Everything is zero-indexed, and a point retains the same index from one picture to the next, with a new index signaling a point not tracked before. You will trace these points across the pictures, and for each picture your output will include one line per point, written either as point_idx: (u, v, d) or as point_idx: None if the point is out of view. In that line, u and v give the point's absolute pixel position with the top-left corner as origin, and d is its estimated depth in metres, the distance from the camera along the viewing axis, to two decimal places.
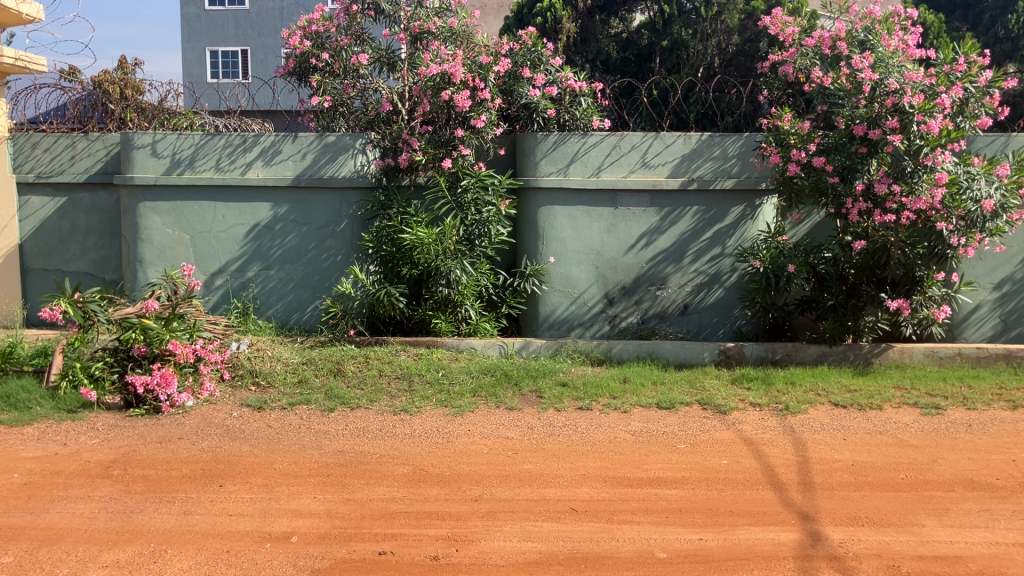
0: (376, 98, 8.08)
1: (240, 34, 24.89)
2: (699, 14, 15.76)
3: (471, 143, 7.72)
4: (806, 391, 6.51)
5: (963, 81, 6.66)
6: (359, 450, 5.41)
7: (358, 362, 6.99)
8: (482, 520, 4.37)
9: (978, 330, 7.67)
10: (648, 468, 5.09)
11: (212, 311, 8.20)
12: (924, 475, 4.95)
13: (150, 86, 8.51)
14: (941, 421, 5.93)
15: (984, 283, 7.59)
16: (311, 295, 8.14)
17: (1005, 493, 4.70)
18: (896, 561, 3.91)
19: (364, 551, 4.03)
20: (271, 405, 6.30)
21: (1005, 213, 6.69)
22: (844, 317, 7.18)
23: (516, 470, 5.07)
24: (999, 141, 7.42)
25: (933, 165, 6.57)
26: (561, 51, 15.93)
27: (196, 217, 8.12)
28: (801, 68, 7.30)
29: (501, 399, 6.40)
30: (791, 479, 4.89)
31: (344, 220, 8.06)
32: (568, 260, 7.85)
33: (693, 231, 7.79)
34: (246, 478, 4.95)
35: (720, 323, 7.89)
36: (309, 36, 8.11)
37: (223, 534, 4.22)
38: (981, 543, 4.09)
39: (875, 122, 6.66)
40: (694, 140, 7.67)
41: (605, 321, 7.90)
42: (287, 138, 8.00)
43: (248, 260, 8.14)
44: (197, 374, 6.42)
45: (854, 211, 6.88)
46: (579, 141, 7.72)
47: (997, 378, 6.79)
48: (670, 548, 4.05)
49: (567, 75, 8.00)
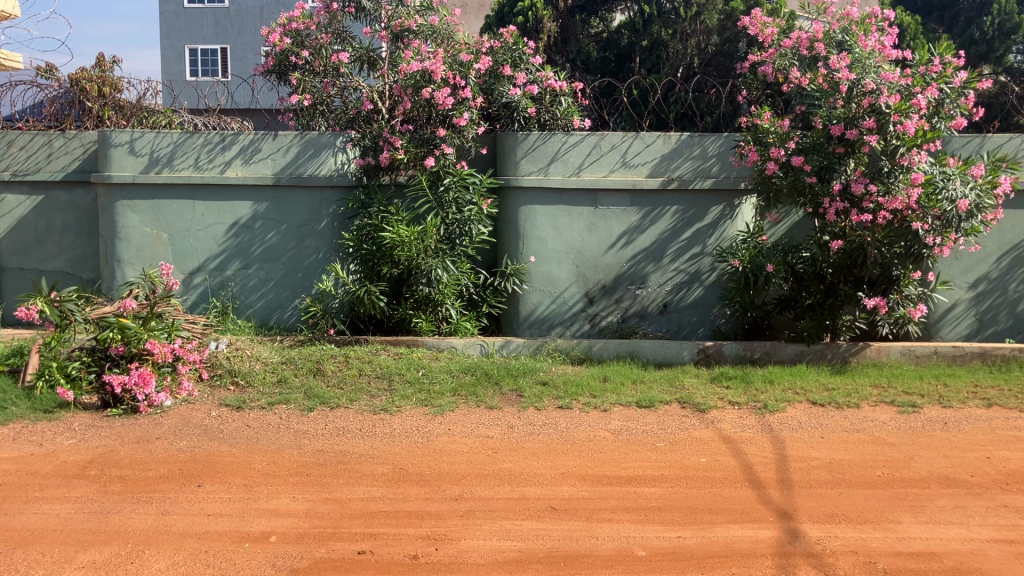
0: (356, 97, 8.09)
1: (220, 31, 24.72)
2: (679, 14, 15.73)
3: (452, 142, 7.70)
4: (783, 390, 6.54)
5: (938, 83, 6.74)
6: (338, 449, 5.40)
7: (338, 362, 6.96)
8: (463, 519, 4.37)
9: (954, 328, 7.74)
10: (627, 466, 5.11)
11: (191, 310, 8.15)
12: (900, 472, 4.99)
13: (127, 84, 8.47)
14: (916, 420, 5.97)
15: (960, 283, 7.67)
16: (290, 294, 8.09)
17: (980, 490, 4.75)
18: (872, 557, 3.94)
19: (344, 550, 4.02)
20: (250, 404, 6.27)
21: (980, 213, 6.78)
22: (822, 316, 7.24)
23: (496, 468, 5.08)
24: (974, 142, 7.51)
25: (909, 165, 6.63)
26: (541, 50, 15.88)
27: (174, 216, 8.07)
28: (780, 68, 7.42)
29: (481, 398, 6.41)
30: (769, 477, 4.93)
31: (324, 219, 8.01)
32: (548, 259, 7.86)
33: (672, 231, 7.82)
34: (225, 478, 4.93)
35: (700, 322, 7.93)
36: (289, 33, 8.00)
37: (202, 534, 4.20)
38: (955, 540, 4.14)
39: (853, 122, 6.71)
40: (674, 140, 7.70)
41: (585, 319, 7.92)
42: (267, 136, 7.97)
43: (227, 259, 8.10)
44: (175, 374, 6.39)
45: (831, 210, 6.90)
46: (560, 140, 7.73)
47: (972, 377, 6.86)
48: (649, 546, 4.07)
49: (548, 75, 8.03)
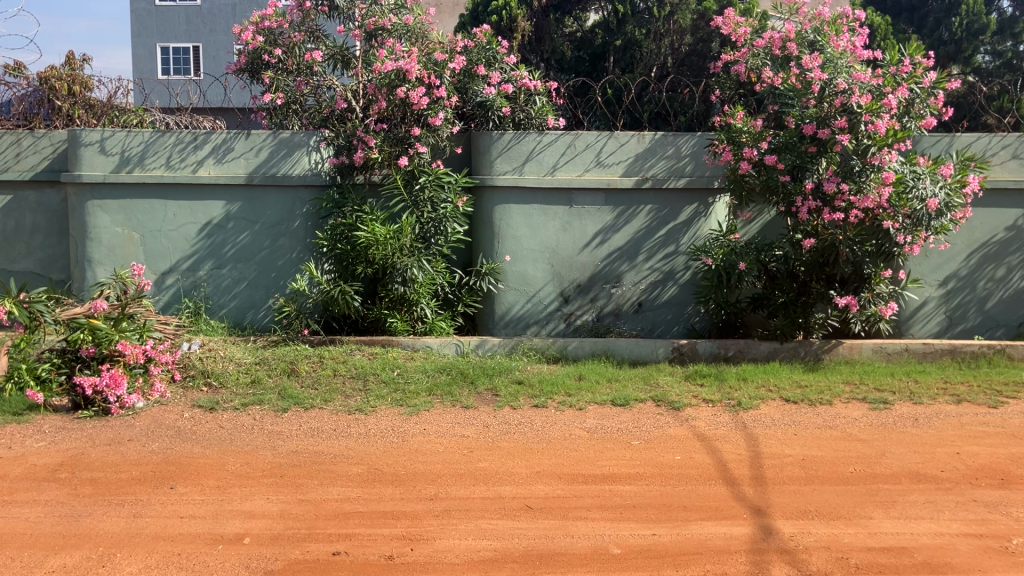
0: (330, 95, 8.04)
1: (192, 30, 24.51)
2: (653, 14, 15.80)
3: (427, 141, 7.68)
4: (757, 388, 6.59)
5: (909, 83, 6.80)
6: (312, 450, 5.37)
7: (312, 362, 6.92)
8: (438, 519, 4.36)
9: (925, 326, 7.84)
10: (602, 465, 5.12)
11: (163, 311, 8.07)
12: (872, 468, 5.04)
13: (98, 82, 8.40)
14: (888, 416, 6.03)
15: (930, 280, 7.77)
16: (264, 294, 8.04)
17: (950, 485, 4.80)
18: (845, 553, 3.98)
19: (318, 552, 4.00)
20: (223, 405, 6.23)
21: (949, 212, 6.87)
22: (795, 314, 7.29)
23: (471, 468, 5.07)
24: (944, 141, 7.61)
25: (880, 164, 6.68)
26: (516, 49, 15.88)
27: (146, 216, 8.00)
28: (753, 68, 7.50)
29: (456, 398, 6.40)
30: (743, 474, 4.96)
31: (297, 219, 7.97)
32: (523, 258, 7.87)
33: (647, 230, 7.85)
34: (198, 480, 4.89)
35: (674, 320, 7.96)
36: (262, 31, 7.93)
37: (174, 537, 4.17)
38: (926, 534, 4.19)
39: (825, 122, 6.76)
40: (648, 139, 7.73)
41: (560, 319, 7.93)
42: (239, 135, 7.92)
43: (200, 260, 8.03)
44: (147, 376, 6.33)
45: (803, 209, 6.99)
46: (535, 139, 7.74)
47: (942, 373, 6.94)
48: (624, 544, 4.08)
49: (523, 74, 8.02)
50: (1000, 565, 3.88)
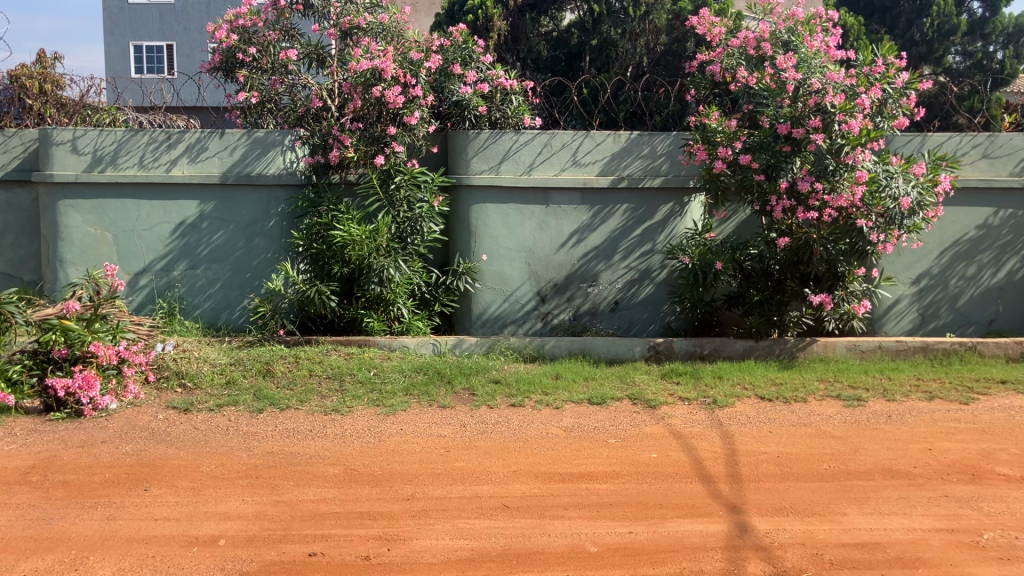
0: (305, 94, 8.01)
1: (165, 28, 24.28)
2: (628, 14, 15.83)
3: (402, 140, 7.63)
4: (732, 386, 6.63)
5: (882, 83, 6.87)
6: (288, 450, 5.34)
7: (288, 363, 6.88)
8: (415, 519, 4.35)
9: (898, 324, 7.92)
10: (579, 463, 5.13)
11: (136, 311, 8.00)
12: (846, 465, 5.09)
13: (70, 81, 8.32)
14: (862, 413, 6.09)
15: (903, 278, 7.85)
16: (239, 294, 7.99)
17: (922, 481, 4.86)
18: (819, 549, 4.01)
19: (294, 553, 3.98)
20: (198, 407, 6.18)
21: (922, 210, 6.93)
22: (770, 312, 7.34)
23: (448, 468, 5.06)
24: (916, 141, 7.70)
25: (853, 163, 6.75)
26: (491, 48, 15.85)
27: (119, 215, 7.92)
28: (727, 68, 7.51)
29: (433, 397, 6.39)
30: (719, 472, 4.98)
31: (272, 218, 7.92)
32: (500, 258, 7.87)
33: (623, 229, 7.87)
34: (172, 482, 4.85)
35: (650, 319, 8.00)
36: (236, 29, 7.92)
37: (148, 539, 4.13)
38: (898, 530, 4.23)
39: (799, 121, 6.82)
40: (624, 138, 7.77)
41: (537, 318, 7.94)
42: (213, 135, 7.86)
43: (174, 260, 7.97)
44: (121, 377, 6.29)
45: (778, 208, 7.03)
46: (511, 139, 7.75)
47: (915, 370, 7.01)
48: (600, 542, 4.09)
49: (499, 74, 8.02)
50: (971, 559, 3.92)
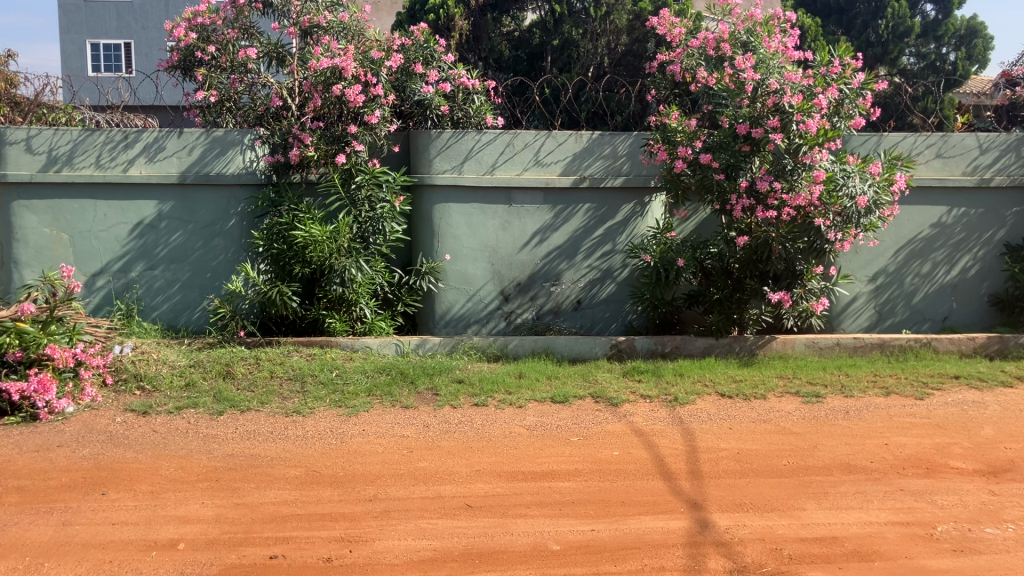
0: (265, 93, 7.93)
1: (123, 26, 23.93)
2: (589, 14, 15.88)
3: (364, 139, 7.60)
4: (693, 383, 6.69)
5: (838, 83, 6.97)
6: (249, 453, 5.30)
7: (248, 364, 6.83)
8: (377, 520, 4.33)
9: (855, 320, 8.04)
10: (542, 462, 5.15)
11: (93, 313, 7.87)
12: (805, 461, 5.16)
13: (23, 79, 8.16)
14: (820, 409, 6.17)
15: (860, 276, 7.96)
16: (198, 295, 7.91)
17: (878, 476, 4.94)
18: (778, 544, 4.06)
19: (255, 555, 3.95)
20: (157, 409, 6.10)
21: (878, 209, 7.03)
22: (730, 310, 7.40)
23: (411, 468, 5.05)
24: (872, 141, 7.82)
25: (810, 163, 6.84)
26: (453, 47, 15.82)
27: (75, 216, 7.80)
28: (687, 68, 7.59)
29: (396, 398, 6.37)
30: (680, 468, 5.03)
31: (231, 219, 7.86)
32: (463, 258, 7.86)
33: (585, 229, 7.90)
34: (130, 486, 4.79)
35: (612, 318, 8.05)
36: (194, 27, 7.79)
37: (106, 544, 4.08)
38: (855, 524, 4.30)
39: (757, 121, 6.89)
40: (585, 139, 7.80)
41: (500, 317, 7.95)
42: (172, 134, 7.77)
43: (131, 261, 7.87)
44: (77, 380, 6.23)
45: (738, 208, 7.09)
46: (473, 138, 7.74)
47: (872, 367, 7.12)
48: (563, 540, 4.11)
49: (460, 73, 8.00)
50: (926, 551, 4.00)
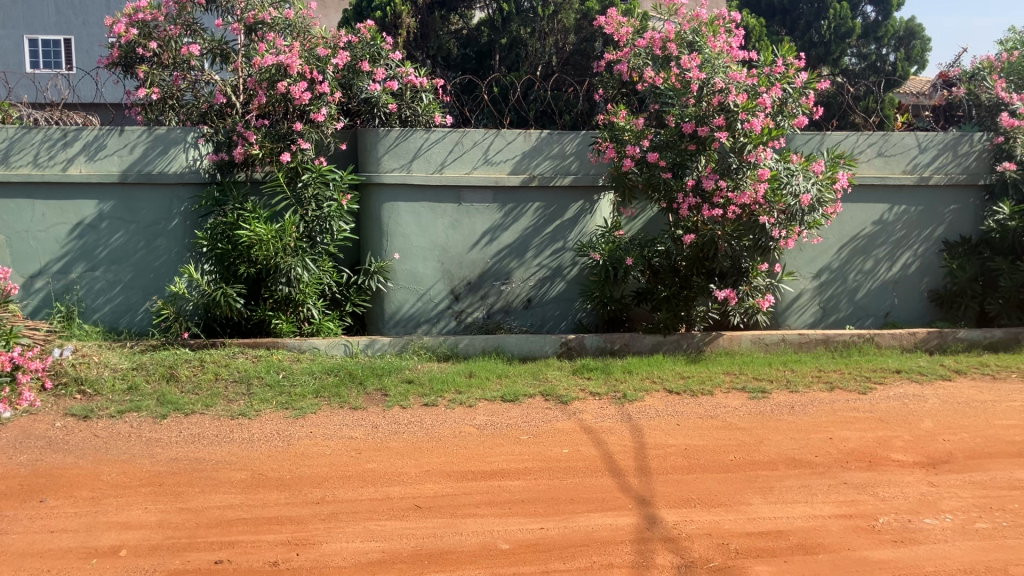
0: (209, 91, 7.86)
1: (62, 21, 23.28)
2: (537, 13, 15.90)
3: (310, 137, 7.50)
4: (642, 379, 6.74)
5: (782, 83, 7.09)
6: (193, 456, 5.21)
7: (193, 366, 6.71)
8: (324, 522, 4.29)
9: (800, 317, 8.16)
10: (492, 461, 5.14)
11: (32, 316, 7.68)
12: (751, 456, 5.22)
13: None
14: (766, 405, 6.25)
15: (804, 273, 8.09)
16: (141, 296, 7.76)
17: (823, 469, 5.02)
18: (725, 539, 4.10)
19: (199, 561, 3.89)
20: (98, 413, 5.97)
21: (821, 207, 7.16)
22: (678, 307, 7.46)
23: (359, 470, 5.01)
24: (815, 139, 7.94)
25: (756, 162, 6.96)
26: (401, 45, 15.70)
27: (11, 216, 7.60)
28: (635, 67, 7.61)
29: (344, 399, 6.31)
30: (628, 465, 5.06)
31: (175, 218, 7.73)
32: (412, 257, 7.82)
33: (534, 228, 7.92)
34: (70, 492, 4.68)
35: (562, 316, 8.08)
36: (136, 24, 7.56)
37: (43, 552, 3.97)
38: (800, 517, 4.36)
39: (703, 121, 6.97)
40: (534, 138, 7.81)
41: (451, 316, 7.93)
42: (112, 132, 7.58)
43: (71, 262, 7.69)
44: (14, 385, 6.11)
45: (684, 206, 7.14)
46: (422, 137, 7.70)
47: (816, 362, 7.23)
48: (512, 539, 4.11)
49: (408, 71, 7.90)
50: (868, 543, 4.07)
